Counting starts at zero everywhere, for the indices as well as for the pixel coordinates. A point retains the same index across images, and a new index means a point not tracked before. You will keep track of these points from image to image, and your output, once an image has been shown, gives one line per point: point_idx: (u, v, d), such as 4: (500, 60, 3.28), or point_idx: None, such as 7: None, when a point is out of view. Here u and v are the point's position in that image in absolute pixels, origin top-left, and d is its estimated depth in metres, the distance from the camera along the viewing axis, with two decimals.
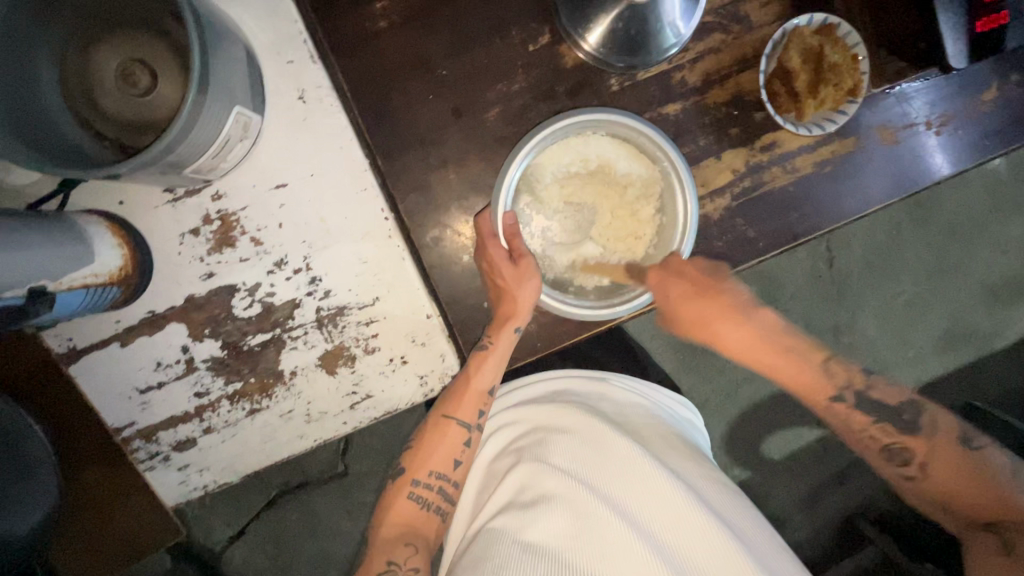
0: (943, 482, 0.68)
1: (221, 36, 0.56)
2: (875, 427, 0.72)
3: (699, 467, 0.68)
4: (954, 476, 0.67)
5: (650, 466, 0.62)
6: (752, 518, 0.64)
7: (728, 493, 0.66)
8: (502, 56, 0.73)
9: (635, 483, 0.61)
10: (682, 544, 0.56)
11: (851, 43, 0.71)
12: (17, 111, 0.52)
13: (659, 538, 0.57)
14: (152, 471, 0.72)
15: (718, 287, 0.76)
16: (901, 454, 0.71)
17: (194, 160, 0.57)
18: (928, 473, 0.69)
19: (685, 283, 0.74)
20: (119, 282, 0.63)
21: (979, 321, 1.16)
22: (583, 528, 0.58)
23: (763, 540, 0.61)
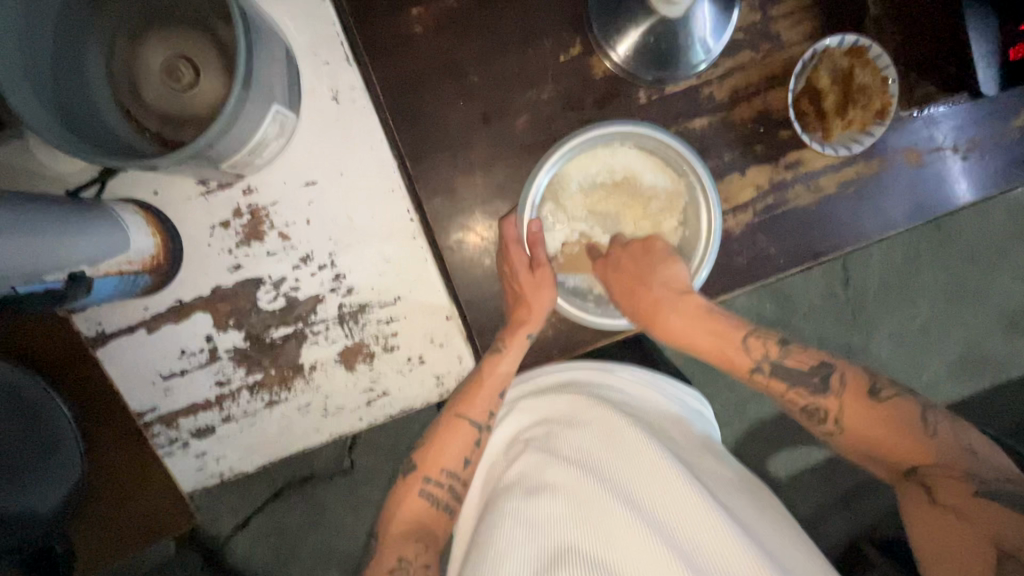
0: (866, 433, 0.64)
1: (265, 35, 0.57)
2: (793, 393, 0.67)
3: (713, 462, 0.64)
4: (872, 424, 0.63)
5: (655, 454, 0.60)
6: (769, 511, 0.61)
7: (743, 487, 0.63)
8: (533, 65, 0.74)
9: (641, 472, 0.59)
10: (689, 532, 0.54)
11: (882, 65, 0.71)
12: (66, 100, 0.54)
13: (667, 528, 0.54)
14: (171, 457, 0.73)
15: (648, 277, 0.71)
16: (819, 413, 0.66)
17: (232, 155, 0.58)
18: (846, 426, 0.65)
19: (625, 273, 0.72)
20: (150, 269, 0.65)
21: (996, 349, 1.15)
22: (584, 515, 0.56)
23: (780, 535, 0.57)
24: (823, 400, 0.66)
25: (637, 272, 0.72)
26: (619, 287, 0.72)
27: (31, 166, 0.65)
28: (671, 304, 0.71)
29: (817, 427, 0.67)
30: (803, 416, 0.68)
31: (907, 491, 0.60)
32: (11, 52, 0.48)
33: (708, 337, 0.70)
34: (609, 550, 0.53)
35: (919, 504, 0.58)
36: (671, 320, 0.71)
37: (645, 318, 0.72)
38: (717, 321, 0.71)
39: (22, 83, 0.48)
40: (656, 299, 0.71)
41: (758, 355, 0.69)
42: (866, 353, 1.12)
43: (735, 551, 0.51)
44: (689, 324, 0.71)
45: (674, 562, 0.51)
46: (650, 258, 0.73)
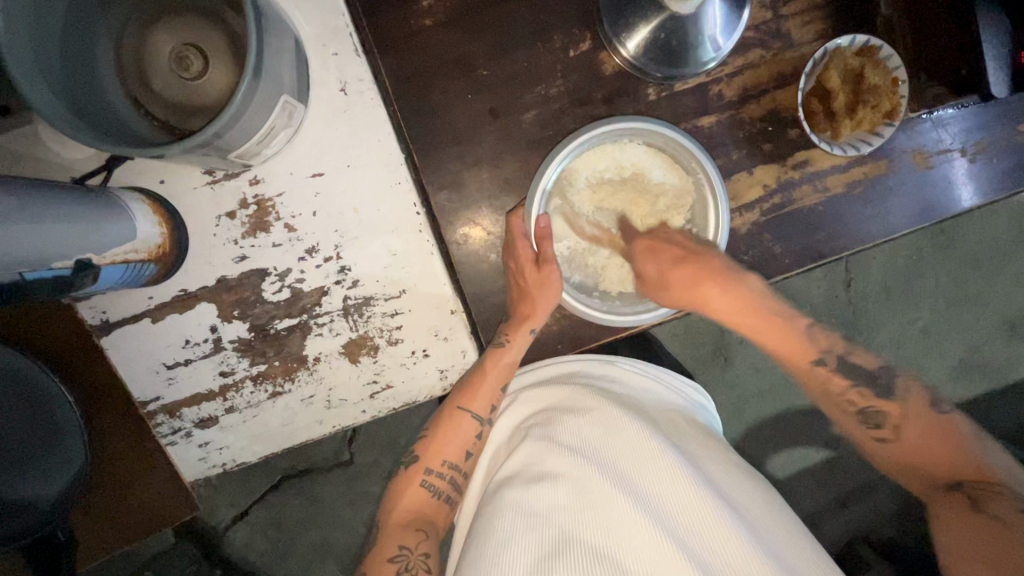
0: (915, 443, 0.66)
1: (275, 25, 0.57)
2: (852, 392, 0.70)
3: (714, 449, 0.65)
4: (931, 439, 0.66)
5: (655, 445, 0.60)
6: (770, 500, 0.61)
7: (745, 477, 0.62)
8: (543, 60, 0.73)
9: (642, 463, 0.59)
10: (689, 521, 0.54)
11: (891, 66, 0.71)
12: (75, 86, 0.53)
13: (667, 517, 0.54)
14: (174, 446, 0.73)
15: (707, 250, 0.72)
16: (876, 418, 0.68)
17: (240, 145, 0.58)
18: (903, 434, 0.67)
19: (675, 247, 0.73)
20: (155, 259, 0.64)
21: (996, 353, 1.15)
22: (586, 504, 0.57)
23: (782, 526, 0.57)
24: (885, 403, 0.68)
25: (692, 254, 0.71)
26: (664, 272, 0.71)
27: (37, 153, 0.65)
28: (721, 280, 0.71)
29: (865, 430, 0.69)
30: (857, 420, 0.69)
31: (948, 505, 0.60)
32: (19, 36, 0.47)
33: (767, 321, 0.73)
34: (612, 542, 0.53)
35: (958, 518, 0.58)
36: (718, 297, 0.71)
37: (682, 293, 0.72)
38: (760, 307, 0.72)
39: (31, 67, 0.48)
40: (699, 274, 0.70)
41: (823, 345, 0.72)
42: (868, 355, 1.13)
43: (739, 548, 0.51)
44: (741, 305, 0.72)
45: (673, 549, 0.51)
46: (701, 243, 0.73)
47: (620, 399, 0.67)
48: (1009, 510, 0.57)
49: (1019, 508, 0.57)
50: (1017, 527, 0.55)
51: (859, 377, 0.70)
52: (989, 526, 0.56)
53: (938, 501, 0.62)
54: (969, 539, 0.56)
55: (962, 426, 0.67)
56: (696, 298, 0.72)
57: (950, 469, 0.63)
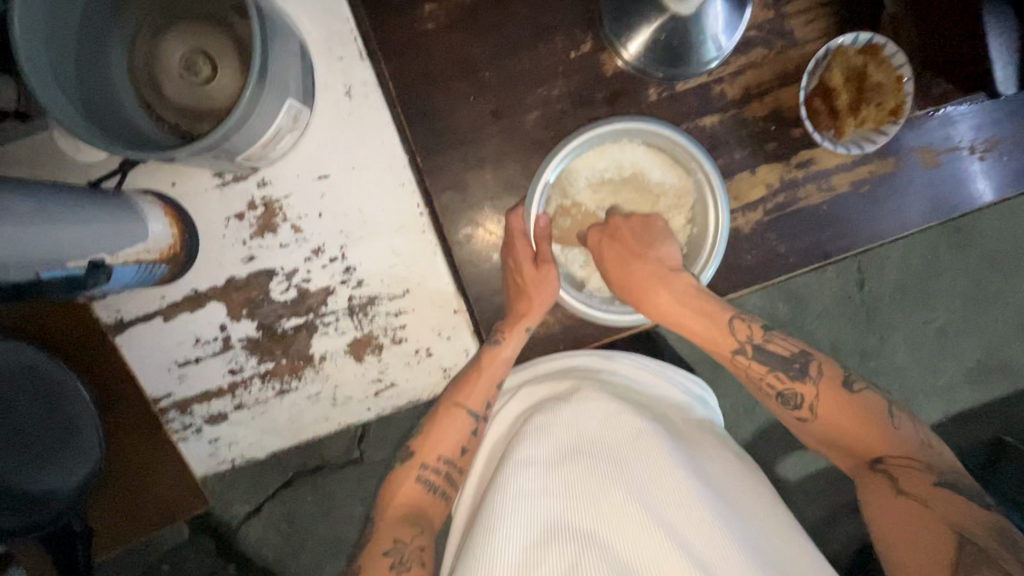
0: (836, 425, 0.63)
1: (280, 31, 0.59)
2: (771, 376, 0.66)
3: (712, 444, 0.64)
4: (845, 420, 0.63)
5: (651, 439, 0.59)
6: (767, 498, 0.59)
7: (741, 473, 0.62)
8: (544, 62, 0.74)
9: (638, 455, 0.58)
10: (683, 514, 0.53)
11: (897, 63, 0.70)
12: (89, 93, 0.56)
13: (661, 509, 0.53)
14: (185, 441, 0.75)
15: (645, 249, 0.71)
16: (794, 399, 0.65)
17: (246, 148, 0.60)
18: (820, 414, 0.64)
19: (619, 243, 0.71)
20: (167, 260, 0.66)
21: (1013, 355, 1.13)
22: (580, 495, 0.55)
23: (779, 527, 0.56)
24: (799, 385, 0.65)
25: (633, 255, 0.70)
26: (612, 269, 0.71)
27: (55, 157, 0.68)
28: (664, 281, 0.70)
29: (788, 412, 0.66)
30: (779, 403, 0.67)
31: (868, 483, 0.59)
32: (37, 46, 0.49)
33: (701, 321, 0.69)
34: (602, 533, 0.52)
35: (881, 494, 0.57)
36: (656, 300, 0.70)
37: (631, 293, 0.72)
38: (691, 307, 0.69)
39: (48, 76, 0.50)
40: (637, 274, 0.70)
41: (741, 337, 0.68)
42: (880, 356, 1.11)
43: (732, 549, 0.49)
44: (678, 307, 0.69)
45: (667, 541, 0.50)
46: (651, 234, 0.72)
47: (617, 393, 0.67)
48: (923, 487, 0.56)
49: (937, 483, 0.56)
50: (936, 505, 0.54)
51: (775, 362, 0.67)
52: (911, 507, 0.55)
53: (861, 477, 0.60)
54: (893, 516, 0.55)
55: (877, 403, 0.63)
56: (645, 298, 0.71)
57: (872, 448, 0.61)
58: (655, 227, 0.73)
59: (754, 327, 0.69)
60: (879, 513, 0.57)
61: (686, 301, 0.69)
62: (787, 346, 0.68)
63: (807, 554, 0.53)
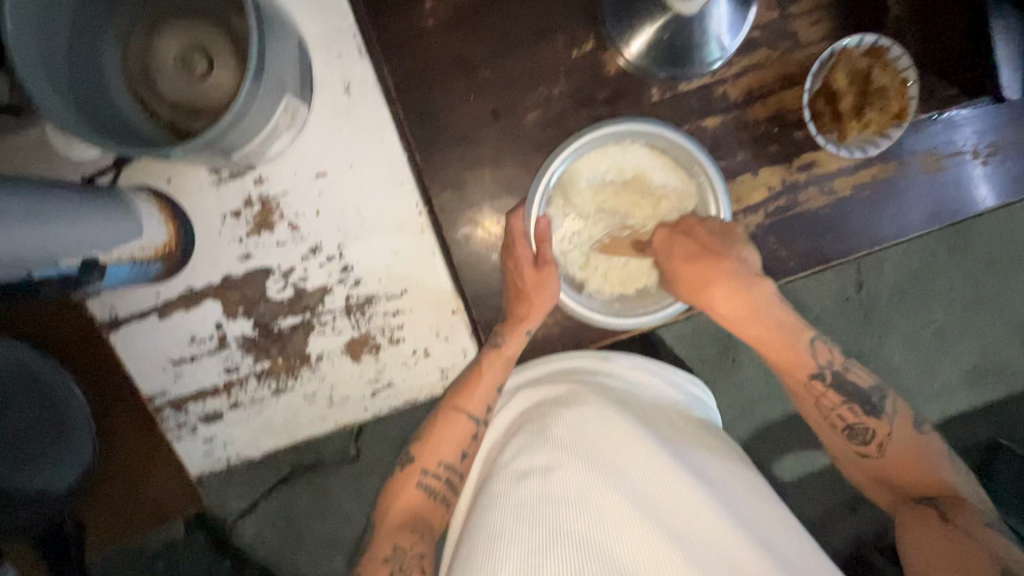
0: (896, 462, 0.65)
1: (278, 27, 0.58)
2: (845, 407, 0.68)
3: (711, 445, 0.64)
4: (906, 458, 0.65)
5: (650, 442, 0.59)
6: (769, 500, 0.59)
7: (743, 475, 0.61)
8: (545, 61, 0.73)
9: (637, 458, 0.57)
10: (683, 517, 0.52)
11: (902, 66, 0.69)
12: (82, 89, 0.55)
13: (661, 512, 0.53)
14: (180, 441, 0.75)
15: (726, 249, 0.70)
16: (863, 435, 0.67)
17: (244, 145, 0.59)
18: (888, 452, 0.65)
19: (695, 243, 0.70)
20: (162, 256, 0.65)
21: (1010, 358, 1.13)
22: (579, 497, 0.55)
23: (780, 527, 0.55)
24: (874, 422, 0.67)
25: (708, 254, 0.70)
26: (682, 268, 0.71)
27: (47, 152, 0.67)
28: (739, 283, 0.71)
29: (852, 446, 0.67)
30: (845, 434, 0.68)
31: (911, 516, 0.60)
32: (29, 42, 0.48)
33: (773, 332, 0.70)
34: (604, 539, 0.51)
35: (925, 526, 0.58)
36: (720, 295, 0.71)
37: (692, 291, 0.72)
38: (763, 315, 0.71)
39: (41, 73, 0.49)
40: (713, 272, 0.70)
41: (823, 361, 0.69)
42: (878, 359, 1.10)
43: (737, 554, 0.49)
44: (746, 311, 0.71)
45: (667, 545, 0.50)
46: (729, 239, 0.71)
47: (616, 395, 0.66)
48: (978, 527, 0.56)
49: (987, 525, 0.57)
50: (983, 540, 0.55)
51: (853, 395, 0.68)
52: (954, 535, 0.55)
53: (906, 512, 0.61)
54: (934, 544, 0.56)
55: (939, 451, 0.65)
56: (711, 296, 0.71)
57: (920, 487, 0.63)
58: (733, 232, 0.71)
59: (835, 353, 0.70)
60: (915, 540, 0.57)
61: (764, 313, 0.71)
62: (863, 379, 0.69)
63: (810, 555, 0.53)
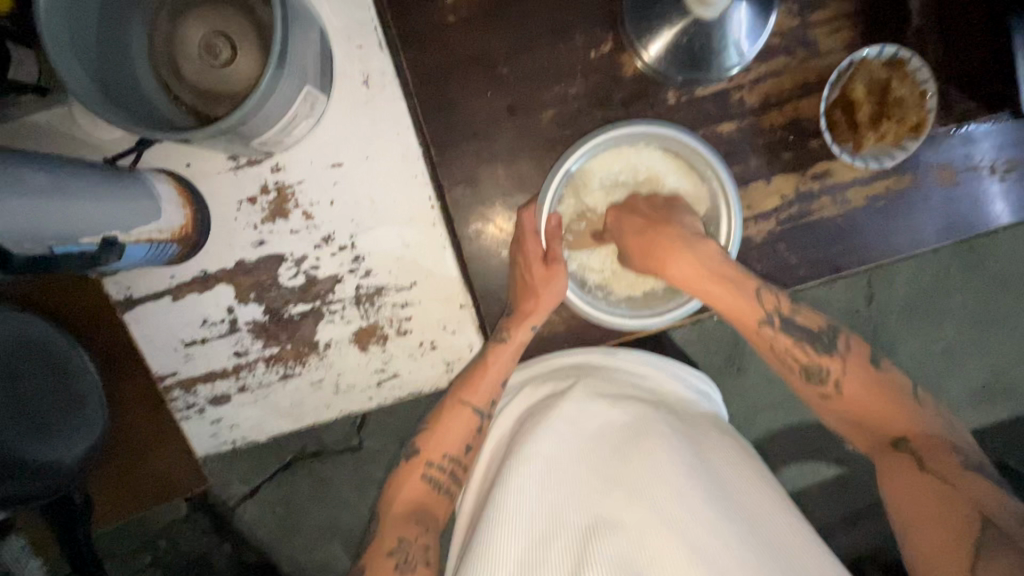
0: (856, 399, 0.62)
1: (300, 16, 0.58)
2: (798, 350, 0.65)
3: (717, 438, 0.64)
4: (869, 397, 0.62)
5: (653, 435, 0.59)
6: (777, 495, 0.59)
7: (751, 470, 0.61)
8: (563, 60, 0.74)
9: (640, 450, 0.57)
10: (684, 508, 0.52)
11: (920, 79, 0.69)
12: (108, 71, 0.56)
13: (661, 503, 0.53)
14: (188, 421, 0.77)
15: (665, 215, 0.69)
16: (820, 375, 0.64)
17: (263, 132, 0.60)
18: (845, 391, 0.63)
19: (637, 215, 0.70)
20: (178, 239, 0.66)
21: (1019, 378, 1.12)
22: (583, 491, 0.55)
23: (788, 525, 0.54)
24: (830, 361, 0.64)
25: (652, 221, 0.68)
26: (631, 239, 0.69)
27: (72, 132, 0.68)
28: (687, 244, 0.67)
29: (811, 387, 0.65)
30: (802, 376, 0.65)
31: (889, 462, 0.59)
32: (61, 25, 0.50)
33: (726, 288, 0.66)
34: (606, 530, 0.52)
35: (904, 474, 0.56)
36: (677, 261, 0.66)
37: (644, 260, 0.69)
38: (717, 272, 0.66)
39: (69, 52, 0.50)
40: (660, 239, 0.67)
41: (797, 323, 0.67)
42: None
43: (740, 547, 0.49)
44: (699, 271, 0.66)
45: (669, 538, 0.50)
46: (674, 205, 0.71)
47: (620, 389, 0.67)
48: None
49: None
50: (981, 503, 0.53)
51: (804, 335, 0.66)
52: (937, 486, 0.54)
53: (880, 457, 0.59)
54: (911, 491, 0.55)
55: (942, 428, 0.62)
56: (662, 261, 0.67)
57: (891, 427, 0.60)
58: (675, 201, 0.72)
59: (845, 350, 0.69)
60: (899, 490, 0.56)
61: (717, 268, 0.66)
62: (814, 320, 0.67)
63: (822, 554, 0.52)
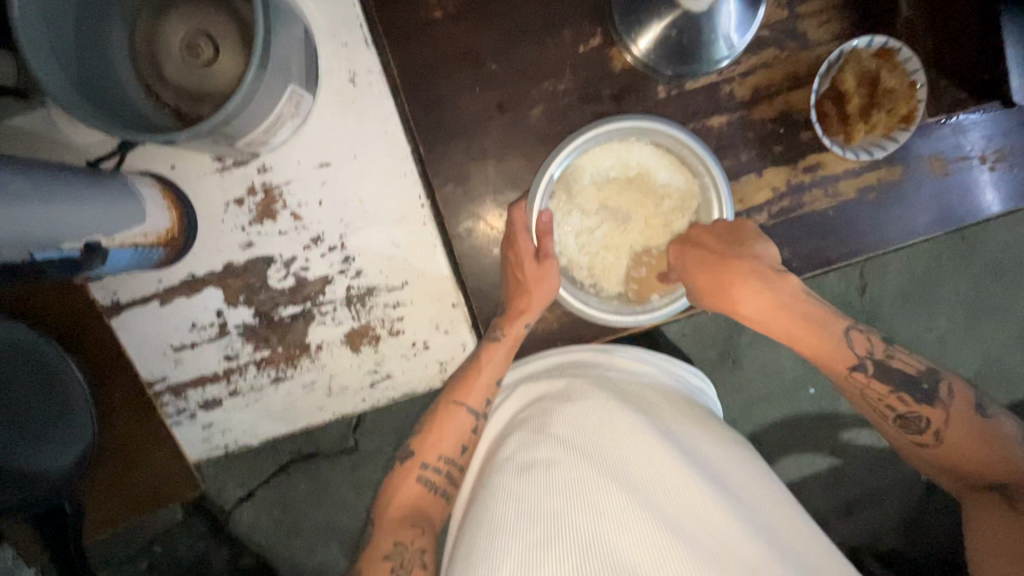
0: (953, 447, 0.61)
1: (283, 13, 0.57)
2: (894, 398, 0.64)
3: (713, 432, 0.63)
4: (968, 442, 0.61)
5: (648, 432, 0.59)
6: (773, 489, 0.59)
7: (748, 464, 0.61)
8: (552, 54, 0.73)
9: (637, 449, 0.57)
10: (682, 505, 0.52)
11: (911, 68, 0.68)
12: (87, 71, 0.55)
13: (659, 502, 0.52)
14: (178, 426, 0.75)
15: (739, 249, 0.70)
16: (917, 423, 0.63)
17: (248, 133, 0.59)
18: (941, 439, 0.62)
19: (706, 250, 0.71)
20: (164, 243, 0.65)
21: (1012, 366, 1.12)
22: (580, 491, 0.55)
23: (785, 520, 0.54)
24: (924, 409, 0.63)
25: (719, 258, 0.70)
26: (695, 273, 0.71)
27: (51, 135, 0.67)
28: (762, 279, 0.70)
29: (905, 436, 0.64)
30: (897, 426, 0.64)
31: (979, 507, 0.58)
32: (38, 25, 0.49)
33: (804, 325, 0.68)
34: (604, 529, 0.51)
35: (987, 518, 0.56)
36: (750, 297, 0.70)
37: (712, 296, 0.72)
38: (795, 309, 0.69)
39: (47, 53, 0.49)
40: (737, 274, 0.69)
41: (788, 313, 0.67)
42: None
43: (739, 544, 0.49)
44: (775, 308, 0.69)
45: (668, 536, 0.50)
46: (741, 235, 0.72)
47: (615, 387, 0.66)
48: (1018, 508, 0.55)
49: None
50: None
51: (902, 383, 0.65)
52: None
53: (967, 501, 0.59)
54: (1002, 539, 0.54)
55: None
56: (735, 295, 0.70)
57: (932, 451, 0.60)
58: (743, 227, 0.72)
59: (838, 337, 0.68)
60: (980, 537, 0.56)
61: (794, 305, 0.69)
62: (912, 364, 0.66)
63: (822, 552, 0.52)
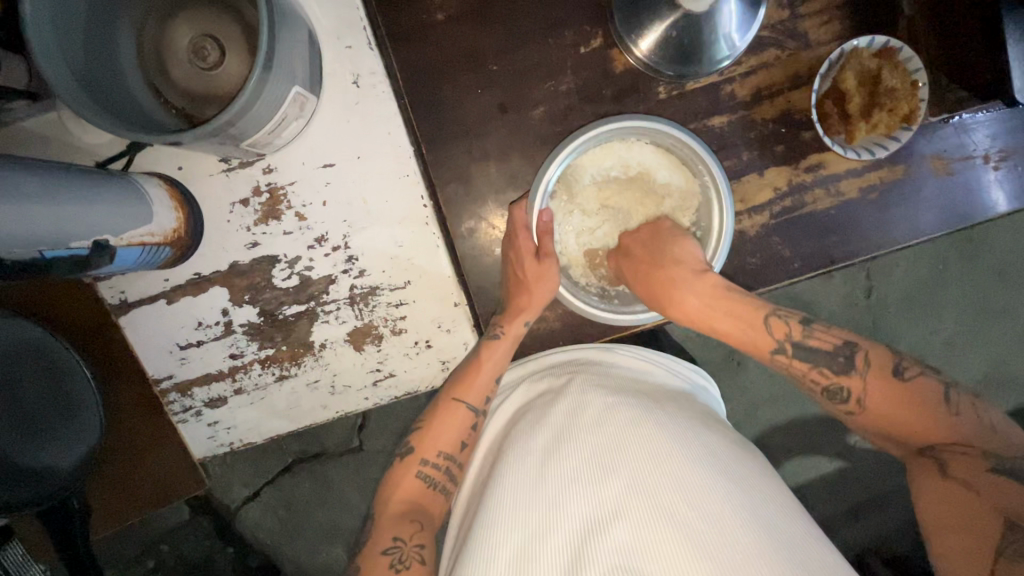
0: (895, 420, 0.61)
1: (287, 16, 0.58)
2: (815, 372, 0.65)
3: (716, 429, 0.63)
4: (927, 421, 0.60)
5: (650, 429, 0.59)
6: (777, 486, 0.58)
7: (751, 461, 0.60)
8: (553, 56, 0.74)
9: (638, 445, 0.57)
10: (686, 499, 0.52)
11: (912, 68, 0.69)
12: (96, 73, 0.56)
13: (662, 496, 0.52)
14: (185, 424, 0.76)
15: (659, 256, 0.70)
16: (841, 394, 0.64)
17: (253, 134, 0.60)
18: (880, 409, 0.62)
19: (636, 259, 0.72)
20: (171, 242, 0.66)
21: (1020, 369, 1.11)
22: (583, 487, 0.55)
23: (788, 515, 0.54)
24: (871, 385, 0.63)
25: (648, 264, 0.71)
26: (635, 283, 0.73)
27: (63, 136, 0.68)
28: (688, 282, 0.70)
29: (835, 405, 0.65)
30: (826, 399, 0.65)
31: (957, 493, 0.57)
32: (48, 27, 0.50)
33: (731, 317, 0.68)
34: (607, 524, 0.51)
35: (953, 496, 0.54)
36: (686, 299, 0.69)
37: (657, 300, 0.71)
38: (725, 302, 0.69)
39: (57, 55, 0.50)
40: (663, 278, 0.69)
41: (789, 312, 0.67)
42: None
43: (744, 538, 0.48)
44: (705, 306, 0.69)
45: (671, 531, 0.49)
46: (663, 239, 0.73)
47: (617, 384, 0.66)
48: None
49: None
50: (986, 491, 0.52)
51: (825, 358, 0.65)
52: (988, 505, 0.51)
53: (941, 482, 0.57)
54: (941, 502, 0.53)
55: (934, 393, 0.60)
56: (671, 302, 0.70)
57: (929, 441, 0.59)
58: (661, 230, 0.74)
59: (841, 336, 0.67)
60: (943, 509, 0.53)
61: (724, 299, 0.69)
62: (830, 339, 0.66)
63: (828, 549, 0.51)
